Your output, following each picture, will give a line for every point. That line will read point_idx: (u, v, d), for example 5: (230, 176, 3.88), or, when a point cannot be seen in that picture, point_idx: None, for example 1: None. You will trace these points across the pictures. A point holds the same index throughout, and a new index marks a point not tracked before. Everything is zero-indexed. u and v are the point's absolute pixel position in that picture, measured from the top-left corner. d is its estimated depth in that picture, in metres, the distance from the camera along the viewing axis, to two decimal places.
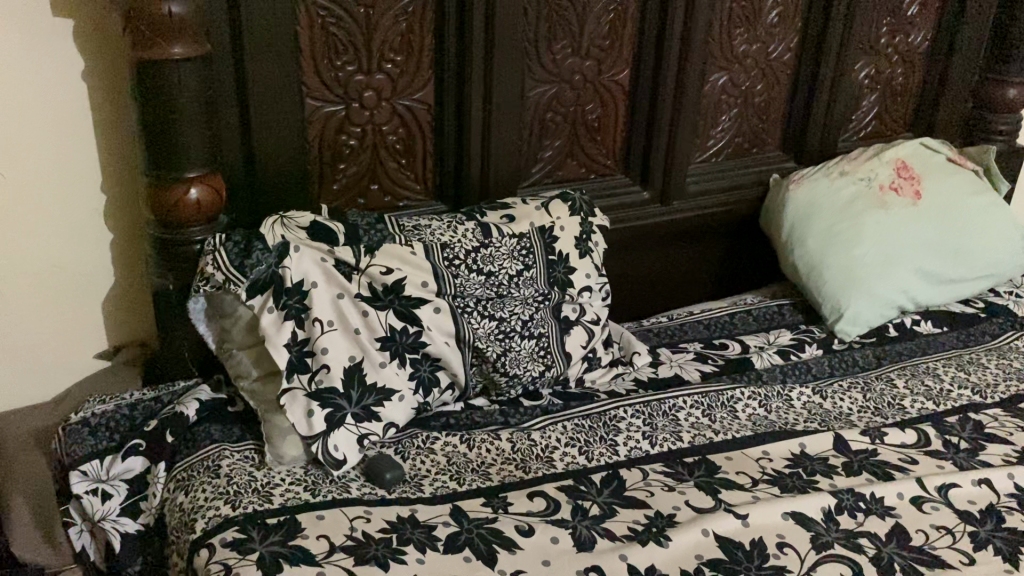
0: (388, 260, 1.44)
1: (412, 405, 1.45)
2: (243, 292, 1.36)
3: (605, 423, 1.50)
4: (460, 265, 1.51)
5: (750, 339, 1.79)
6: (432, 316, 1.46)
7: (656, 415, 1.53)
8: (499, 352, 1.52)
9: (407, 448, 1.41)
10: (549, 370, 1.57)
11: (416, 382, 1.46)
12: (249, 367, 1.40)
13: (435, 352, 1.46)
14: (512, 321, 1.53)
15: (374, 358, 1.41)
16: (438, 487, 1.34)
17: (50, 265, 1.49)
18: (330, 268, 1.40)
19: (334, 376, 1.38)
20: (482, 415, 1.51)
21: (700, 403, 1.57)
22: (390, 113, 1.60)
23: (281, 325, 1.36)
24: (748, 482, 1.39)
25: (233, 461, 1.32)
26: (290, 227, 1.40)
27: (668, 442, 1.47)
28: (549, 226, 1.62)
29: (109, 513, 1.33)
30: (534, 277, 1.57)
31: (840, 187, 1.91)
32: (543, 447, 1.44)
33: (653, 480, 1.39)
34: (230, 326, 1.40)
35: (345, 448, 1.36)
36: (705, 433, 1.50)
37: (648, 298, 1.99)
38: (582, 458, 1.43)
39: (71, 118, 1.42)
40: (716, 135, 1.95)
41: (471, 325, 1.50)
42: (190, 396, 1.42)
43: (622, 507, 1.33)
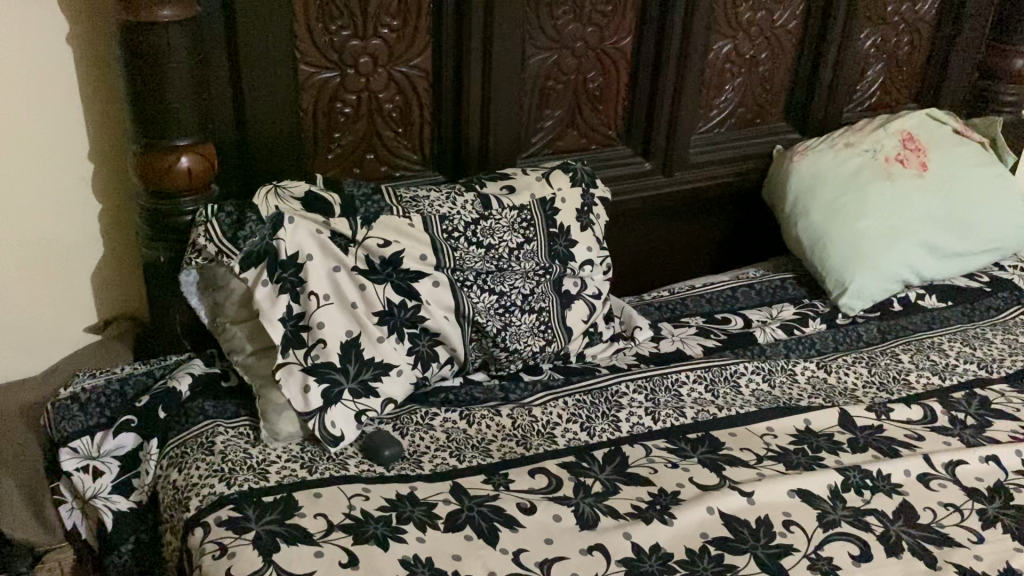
0: (385, 233, 1.40)
1: (411, 380, 1.41)
2: (236, 264, 1.32)
3: (607, 399, 1.47)
4: (459, 237, 1.47)
5: (753, 313, 1.76)
6: (431, 290, 1.42)
7: (658, 391, 1.50)
8: (500, 326, 1.48)
9: (405, 423, 1.39)
10: (549, 345, 1.53)
11: (415, 357, 1.42)
12: (244, 342, 1.36)
13: (435, 326, 1.43)
14: (513, 296, 1.49)
15: (372, 333, 1.37)
16: (438, 465, 1.31)
17: (36, 235, 1.45)
18: (326, 239, 1.36)
19: (331, 350, 1.34)
20: (481, 391, 1.48)
21: (703, 377, 1.54)
22: (387, 80, 1.55)
23: (277, 301, 1.32)
24: (753, 459, 1.37)
25: (228, 437, 1.29)
26: (284, 197, 1.36)
27: (671, 418, 1.45)
28: (550, 198, 1.59)
29: (99, 490, 1.30)
30: (535, 251, 1.55)
31: (845, 158, 1.89)
32: (543, 423, 1.41)
33: (656, 457, 1.36)
34: (223, 300, 1.36)
35: (343, 424, 1.32)
36: (708, 409, 1.48)
37: (650, 272, 1.96)
38: (583, 434, 1.40)
39: (55, 82, 1.36)
40: (719, 105, 1.91)
41: (470, 300, 1.46)
42: (182, 371, 1.38)
43: (625, 484, 1.30)
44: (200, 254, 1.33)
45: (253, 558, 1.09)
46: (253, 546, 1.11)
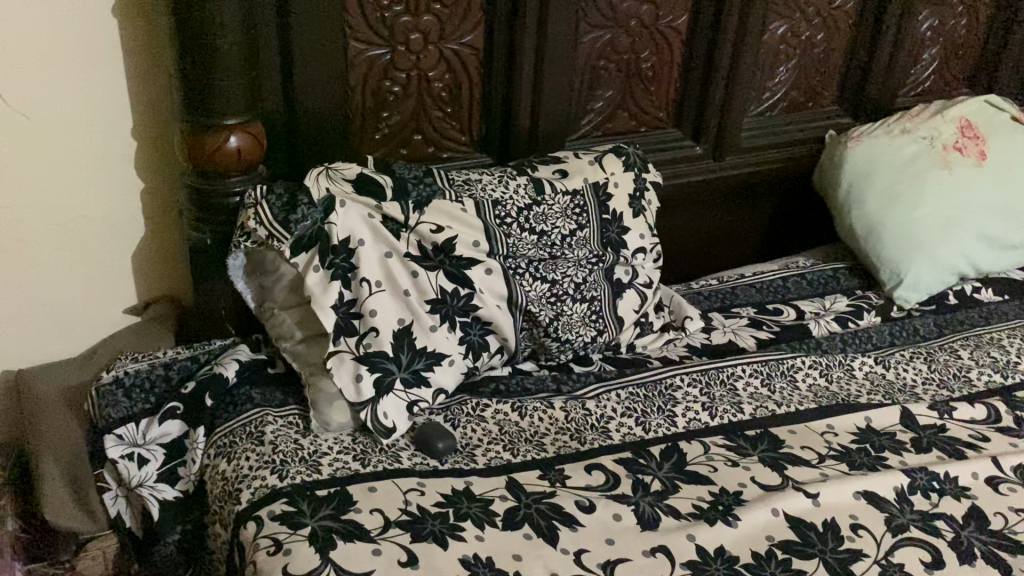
0: (437, 217, 1.35)
1: (462, 370, 1.37)
2: (287, 249, 1.27)
3: (662, 392, 1.43)
4: (512, 224, 1.42)
5: (806, 305, 1.71)
6: (484, 277, 1.37)
7: (714, 384, 1.46)
8: (552, 316, 1.44)
9: (456, 414, 1.35)
10: (601, 336, 1.49)
11: (466, 347, 1.37)
12: (293, 329, 1.32)
13: (486, 315, 1.38)
14: (565, 284, 1.45)
15: (424, 322, 1.33)
16: (493, 459, 1.27)
17: (78, 213, 1.41)
18: (378, 224, 1.32)
19: (383, 339, 1.29)
20: (533, 382, 1.44)
21: (760, 371, 1.49)
22: (437, 58, 1.49)
23: (329, 287, 1.28)
24: (815, 458, 1.33)
25: (277, 427, 1.26)
26: (335, 179, 1.31)
27: (728, 414, 1.41)
28: (603, 182, 1.54)
29: (145, 479, 1.26)
30: (588, 238, 1.50)
31: (902, 145, 1.83)
32: (597, 417, 1.37)
33: (715, 454, 1.33)
34: (272, 285, 1.32)
35: (394, 415, 1.28)
36: (766, 405, 1.43)
37: (697, 259, 1.90)
38: (638, 429, 1.36)
39: (100, 56, 1.31)
40: (772, 88, 1.85)
41: (523, 288, 1.41)
42: (228, 357, 1.34)
43: (685, 482, 1.27)
44: (250, 238, 1.29)
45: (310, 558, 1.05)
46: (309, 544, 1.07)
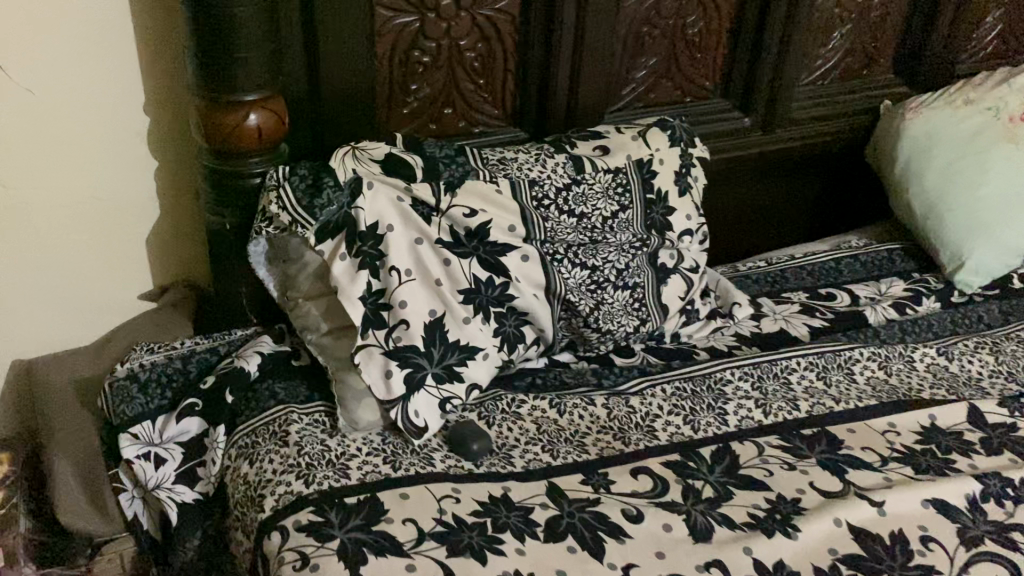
0: (470, 200, 1.26)
1: (496, 363, 1.27)
2: (311, 236, 1.19)
3: (710, 387, 1.34)
4: (550, 206, 1.32)
5: (861, 290, 1.61)
6: (520, 265, 1.28)
7: (766, 379, 1.37)
8: (592, 305, 1.34)
9: (491, 411, 1.26)
10: (644, 325, 1.40)
11: (502, 339, 1.28)
12: (318, 320, 1.22)
13: (523, 306, 1.28)
14: (606, 271, 1.35)
15: (457, 313, 1.23)
16: (532, 463, 1.18)
17: (90, 194, 1.32)
18: (407, 208, 1.22)
19: (414, 332, 1.20)
20: (572, 376, 1.35)
21: (815, 364, 1.40)
22: (470, 26, 1.38)
23: (357, 276, 1.19)
24: (878, 461, 1.24)
25: (302, 426, 1.17)
26: (362, 159, 1.22)
27: (783, 411, 1.32)
28: (647, 159, 1.43)
29: (162, 480, 1.19)
30: (630, 220, 1.39)
31: (964, 117, 1.70)
32: (642, 415, 1.28)
33: (770, 457, 1.24)
34: (296, 273, 1.23)
35: (426, 414, 1.19)
36: (824, 401, 1.34)
37: (742, 239, 1.79)
38: (687, 429, 1.28)
39: (109, 26, 1.21)
40: (825, 55, 1.72)
41: (561, 275, 1.31)
42: (250, 350, 1.26)
43: (739, 489, 1.18)
44: (270, 224, 1.20)
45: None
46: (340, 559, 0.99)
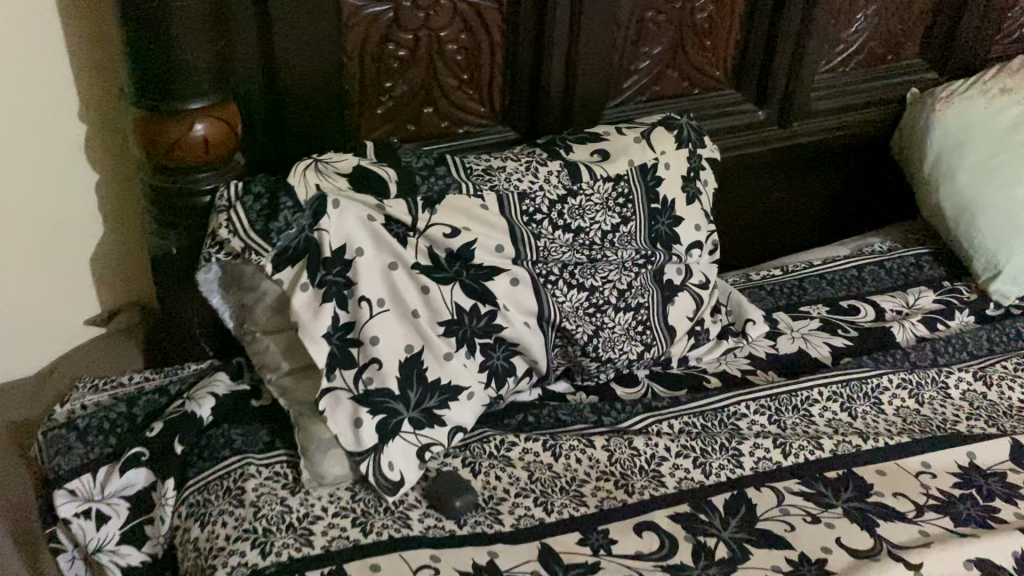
0: (451, 217, 1.10)
1: (483, 402, 1.12)
2: (268, 264, 1.03)
3: (723, 422, 1.21)
4: (543, 222, 1.17)
5: (887, 303, 1.46)
6: (509, 291, 1.12)
7: (785, 411, 1.23)
8: (591, 332, 1.19)
9: (476, 456, 1.12)
10: (648, 351, 1.25)
11: (489, 373, 1.13)
12: (278, 357, 1.08)
13: (513, 336, 1.13)
14: (606, 292, 1.20)
15: (437, 348, 1.08)
16: (523, 521, 1.05)
17: (22, 213, 1.16)
18: (379, 228, 1.06)
19: (387, 373, 1.05)
20: (569, 413, 1.20)
21: (840, 394, 1.25)
22: (451, 14, 1.22)
23: (320, 310, 1.04)
24: (912, 510, 1.10)
25: (260, 482, 1.03)
26: (327, 173, 1.06)
27: (805, 452, 1.17)
28: (652, 163, 1.27)
29: (104, 540, 1.04)
30: (633, 233, 1.24)
31: (1000, 110, 1.54)
32: (647, 458, 1.15)
33: (791, 506, 1.10)
34: (253, 304, 1.08)
35: (401, 464, 1.05)
36: (850, 439, 1.19)
37: (756, 242, 1.65)
38: (696, 473, 1.14)
39: (32, 23, 1.05)
40: (847, 39, 1.55)
41: (555, 299, 1.16)
42: (202, 390, 1.11)
43: (756, 547, 1.05)
44: (222, 250, 1.04)
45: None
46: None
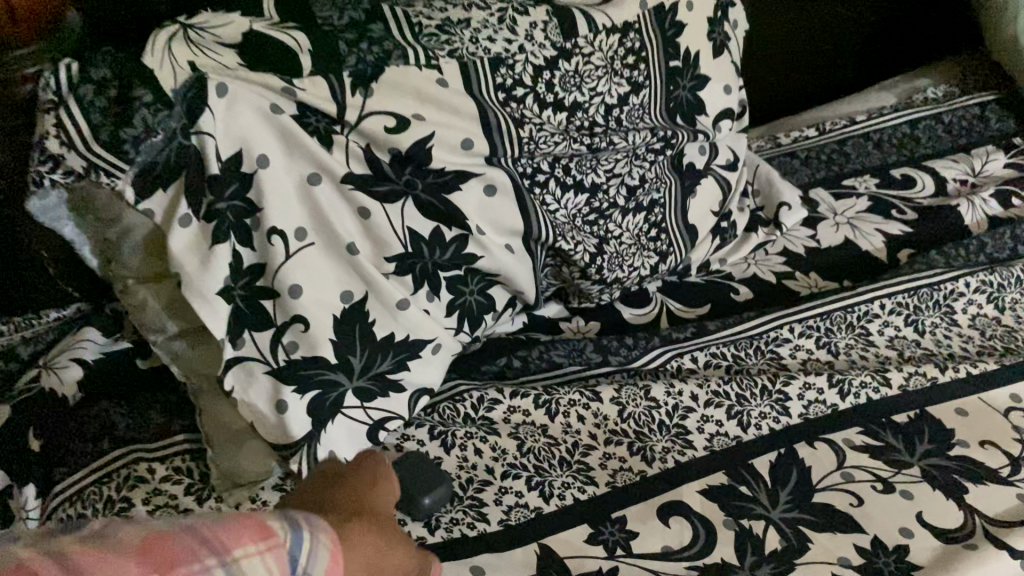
0: (395, 101, 0.76)
1: (454, 351, 0.84)
2: (129, 193, 0.68)
3: (760, 351, 0.94)
4: (527, 98, 0.83)
5: (948, 171, 1.17)
6: (482, 203, 0.81)
7: (838, 332, 0.97)
8: (594, 249, 0.89)
9: (449, 422, 0.86)
10: (664, 261, 0.96)
11: (460, 316, 0.83)
12: (160, 315, 0.77)
13: (490, 266, 0.83)
14: (611, 192, 0.90)
15: (386, 293, 0.77)
16: (514, 516, 0.79)
17: None
18: (290, 125, 0.72)
19: (317, 336, 0.75)
20: (565, 355, 0.93)
21: (905, 306, 0.99)
22: None
23: (211, 257, 0.71)
24: (1008, 465, 0.86)
25: (152, 490, 0.73)
26: (205, 45, 0.69)
27: (868, 389, 0.92)
28: (669, 4, 0.92)
29: None
30: (645, 105, 0.92)
31: None
32: (668, 410, 0.89)
33: (855, 470, 0.85)
34: (116, 241, 0.74)
35: (346, 449, 0.77)
36: (923, 368, 0.94)
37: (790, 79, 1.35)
38: (733, 427, 0.88)
39: None
40: None
41: (545, 207, 0.85)
42: (64, 355, 0.82)
43: (815, 530, 0.80)
44: (58, 169, 0.67)
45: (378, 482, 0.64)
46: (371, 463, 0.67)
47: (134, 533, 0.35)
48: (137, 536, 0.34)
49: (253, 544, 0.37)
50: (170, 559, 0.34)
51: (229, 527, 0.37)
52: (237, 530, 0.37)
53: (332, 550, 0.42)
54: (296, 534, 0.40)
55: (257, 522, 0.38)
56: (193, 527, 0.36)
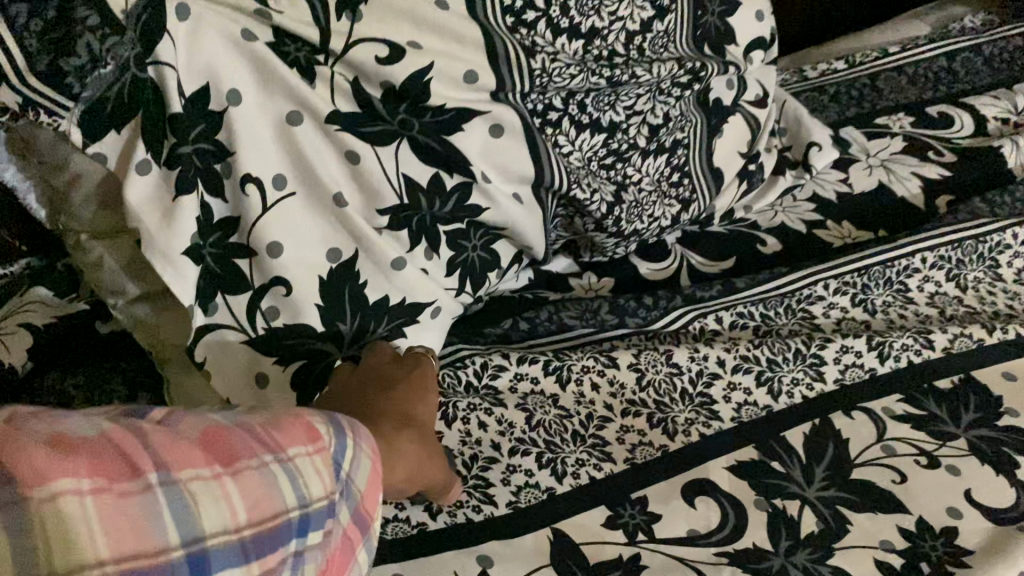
0: (386, 26, 0.64)
1: (454, 314, 0.75)
2: (76, 135, 0.57)
3: (791, 311, 0.87)
4: (537, 24, 0.71)
5: (988, 108, 1.07)
6: (487, 146, 0.70)
7: (874, 289, 0.89)
8: (612, 197, 0.80)
9: (450, 393, 0.77)
10: (688, 210, 0.87)
11: (462, 276, 0.74)
12: (119, 275, 0.67)
13: (497, 219, 0.73)
14: (632, 131, 0.80)
15: (379, 253, 0.67)
16: (524, 498, 0.71)
17: None
18: (265, 54, 0.60)
19: (301, 301, 0.66)
20: (576, 317, 0.84)
21: (946, 259, 0.91)
22: None
23: (174, 210, 0.60)
24: None
25: None
26: None
27: (909, 352, 0.84)
28: None
29: None
30: (669, 32, 0.81)
31: None
32: (692, 378, 0.80)
33: (897, 443, 0.77)
34: (64, 189, 0.63)
35: None
36: (968, 329, 0.86)
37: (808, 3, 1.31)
38: (763, 396, 0.80)
39: None
40: None
41: (557, 148, 0.75)
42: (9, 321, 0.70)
43: (856, 511, 0.72)
44: None
45: (421, 383, 0.64)
46: (428, 373, 0.66)
47: (198, 425, 0.42)
48: (202, 426, 0.42)
49: (299, 446, 0.44)
50: (230, 454, 0.41)
51: (283, 428, 0.45)
52: (289, 433, 0.44)
53: (369, 458, 0.50)
54: (337, 442, 0.48)
55: (303, 427, 0.46)
56: (250, 427, 0.44)
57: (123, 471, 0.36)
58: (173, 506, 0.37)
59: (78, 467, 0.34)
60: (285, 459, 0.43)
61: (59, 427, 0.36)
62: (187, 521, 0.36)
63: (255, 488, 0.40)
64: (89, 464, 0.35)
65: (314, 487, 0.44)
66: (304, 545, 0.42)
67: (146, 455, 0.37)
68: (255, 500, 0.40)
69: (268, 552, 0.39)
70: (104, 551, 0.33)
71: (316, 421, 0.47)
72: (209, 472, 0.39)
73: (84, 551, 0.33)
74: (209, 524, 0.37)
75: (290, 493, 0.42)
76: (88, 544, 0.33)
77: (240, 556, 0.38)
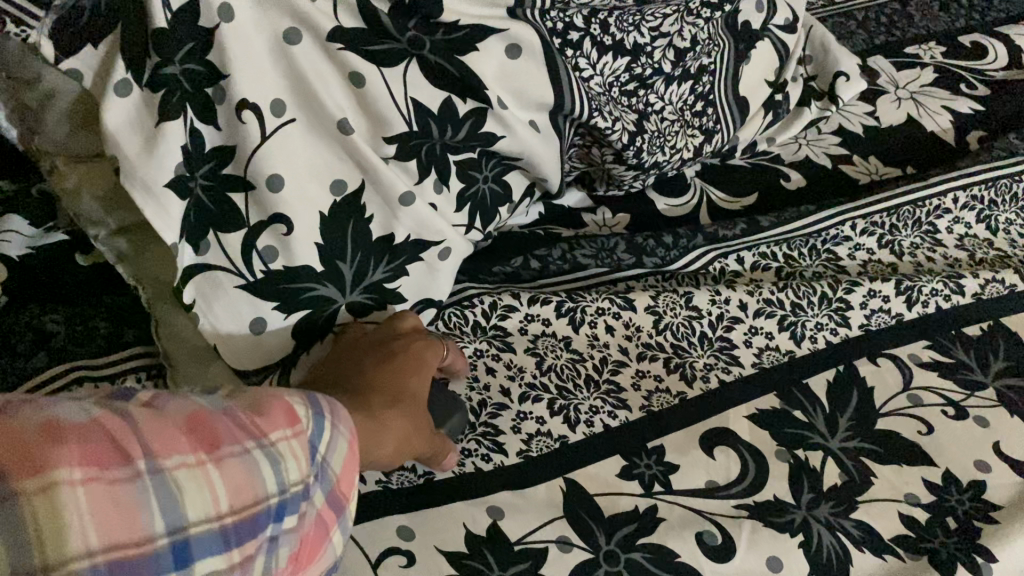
0: None
1: (463, 254, 0.70)
2: (47, 46, 0.51)
3: (815, 252, 0.82)
4: None
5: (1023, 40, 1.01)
6: (504, 67, 0.64)
7: (902, 229, 0.84)
8: (633, 125, 0.74)
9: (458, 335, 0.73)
10: (710, 142, 0.82)
11: (472, 210, 0.69)
12: (101, 203, 0.62)
13: (513, 148, 0.67)
14: (656, 55, 0.74)
15: (386, 186, 0.62)
16: (536, 446, 0.67)
17: None
18: None
19: (301, 240, 0.60)
20: (591, 255, 0.79)
21: (977, 199, 0.86)
22: None
23: (157, 137, 0.54)
24: None
25: None
26: None
27: (937, 297, 0.80)
28: None
29: None
30: None
31: None
32: (711, 321, 0.76)
33: (924, 391, 0.74)
34: (37, 108, 0.57)
35: None
36: (998, 273, 0.82)
37: None
38: (785, 340, 0.76)
39: None
40: None
41: (578, 73, 0.69)
42: None
43: (881, 461, 0.69)
44: None
45: (418, 353, 0.61)
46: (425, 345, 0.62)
47: (183, 407, 0.38)
48: (187, 407, 0.39)
49: (283, 428, 0.41)
50: (212, 438, 0.38)
51: (264, 410, 0.41)
52: (272, 416, 0.41)
53: (349, 438, 0.46)
54: (319, 422, 0.44)
55: (287, 407, 0.42)
56: (232, 408, 0.40)
57: (109, 457, 0.33)
58: (159, 495, 0.34)
59: (67, 454, 0.32)
60: (266, 444, 0.40)
61: (43, 411, 0.33)
62: (172, 510, 0.34)
63: (238, 476, 0.37)
64: (77, 450, 0.32)
65: (293, 472, 0.40)
66: (285, 530, 0.39)
67: (132, 438, 0.34)
68: (238, 487, 0.37)
69: (247, 540, 0.37)
70: (92, 543, 0.31)
71: (298, 400, 0.44)
72: (192, 459, 0.36)
73: (72, 545, 0.30)
74: (190, 513, 0.35)
75: (269, 481, 0.39)
76: (74, 536, 0.30)
77: (220, 544, 0.35)
